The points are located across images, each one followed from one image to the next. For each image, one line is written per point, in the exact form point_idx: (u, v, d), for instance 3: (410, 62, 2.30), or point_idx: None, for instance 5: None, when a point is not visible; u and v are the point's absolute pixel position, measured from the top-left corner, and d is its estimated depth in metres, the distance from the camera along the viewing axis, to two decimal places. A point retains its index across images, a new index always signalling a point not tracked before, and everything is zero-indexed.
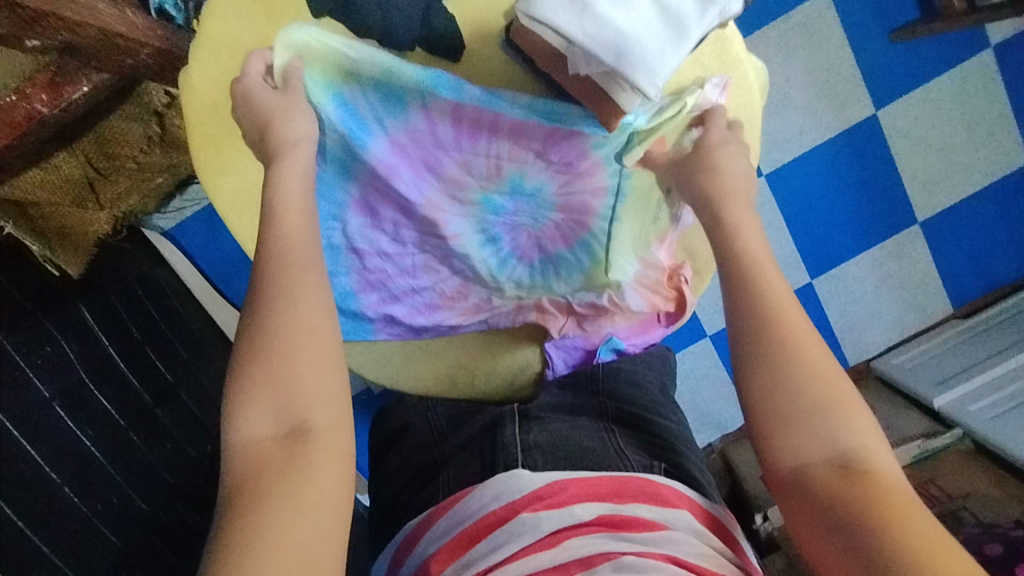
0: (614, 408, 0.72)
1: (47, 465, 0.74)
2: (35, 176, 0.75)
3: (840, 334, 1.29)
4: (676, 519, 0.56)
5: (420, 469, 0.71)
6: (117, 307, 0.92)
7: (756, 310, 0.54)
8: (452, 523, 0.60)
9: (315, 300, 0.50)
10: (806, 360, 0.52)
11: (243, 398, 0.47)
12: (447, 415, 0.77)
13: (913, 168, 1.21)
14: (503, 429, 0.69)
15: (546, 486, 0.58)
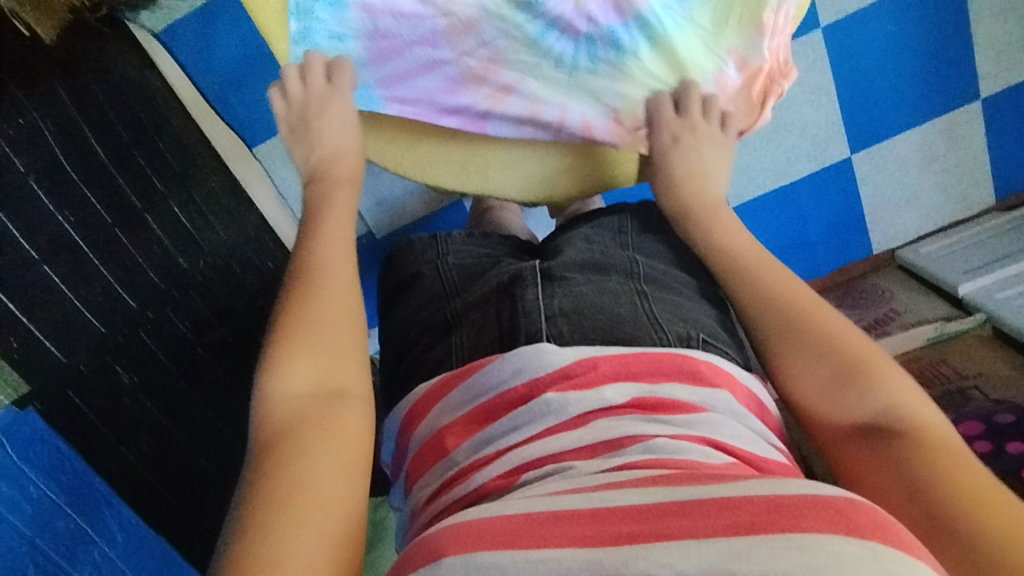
0: (647, 266, 0.65)
1: (24, 240, 0.69)
2: None
3: (869, 218, 1.21)
4: (714, 401, 0.51)
5: (430, 324, 0.66)
6: (100, 97, 0.84)
7: (774, 314, 0.58)
8: (469, 392, 0.54)
9: (343, 292, 0.58)
10: (790, 296, 0.59)
11: (291, 358, 0.52)
12: (460, 265, 0.70)
13: (989, 35, 1.08)
14: (525, 291, 0.61)
15: (574, 362, 0.52)
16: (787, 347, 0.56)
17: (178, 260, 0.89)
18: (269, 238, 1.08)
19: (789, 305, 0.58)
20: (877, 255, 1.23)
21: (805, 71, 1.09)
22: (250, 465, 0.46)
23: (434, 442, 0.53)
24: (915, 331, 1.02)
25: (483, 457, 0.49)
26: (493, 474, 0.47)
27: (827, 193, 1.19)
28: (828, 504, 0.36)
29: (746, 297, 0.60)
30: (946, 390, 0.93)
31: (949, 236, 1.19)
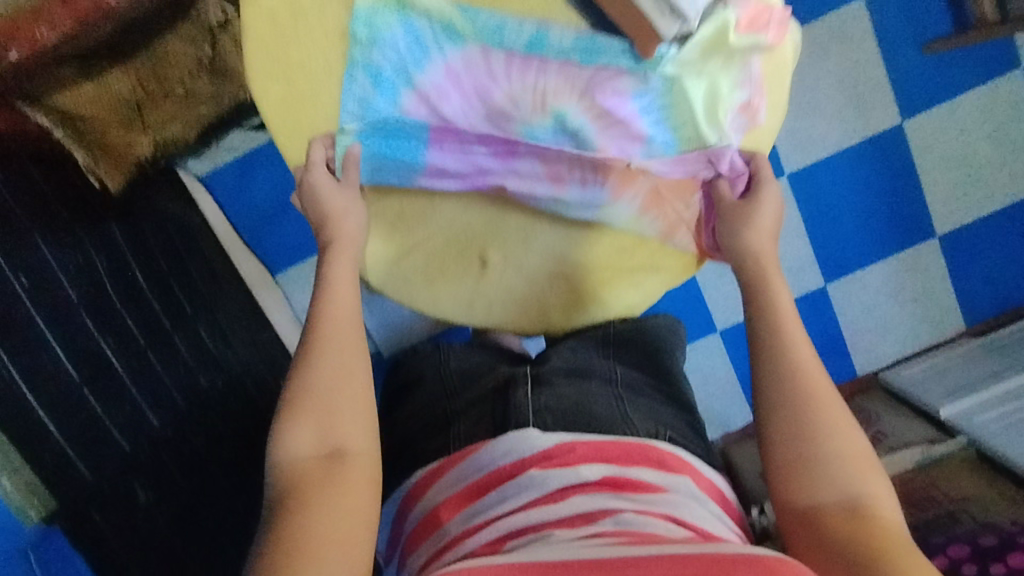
0: (624, 374, 0.71)
1: (66, 361, 0.75)
2: (90, 91, 0.78)
3: (849, 341, 1.28)
4: (677, 484, 0.56)
5: (430, 421, 0.70)
6: (147, 233, 0.96)
7: (785, 377, 0.58)
8: (461, 473, 0.58)
9: (348, 353, 0.59)
10: (804, 378, 0.57)
11: (292, 421, 0.55)
12: (458, 368, 0.75)
13: (936, 182, 1.22)
14: (516, 389, 0.66)
15: (555, 446, 0.57)
16: (788, 411, 0.57)
17: (199, 379, 0.95)
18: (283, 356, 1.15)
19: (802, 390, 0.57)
20: (860, 376, 1.30)
21: None
22: (262, 523, 0.51)
23: (428, 519, 0.57)
24: (903, 455, 1.05)
25: (473, 526, 0.53)
26: (482, 541, 0.50)
27: (807, 317, 1.27)
28: (763, 564, 0.41)
29: (765, 360, 0.59)
30: (937, 513, 0.95)
31: (927, 359, 1.26)
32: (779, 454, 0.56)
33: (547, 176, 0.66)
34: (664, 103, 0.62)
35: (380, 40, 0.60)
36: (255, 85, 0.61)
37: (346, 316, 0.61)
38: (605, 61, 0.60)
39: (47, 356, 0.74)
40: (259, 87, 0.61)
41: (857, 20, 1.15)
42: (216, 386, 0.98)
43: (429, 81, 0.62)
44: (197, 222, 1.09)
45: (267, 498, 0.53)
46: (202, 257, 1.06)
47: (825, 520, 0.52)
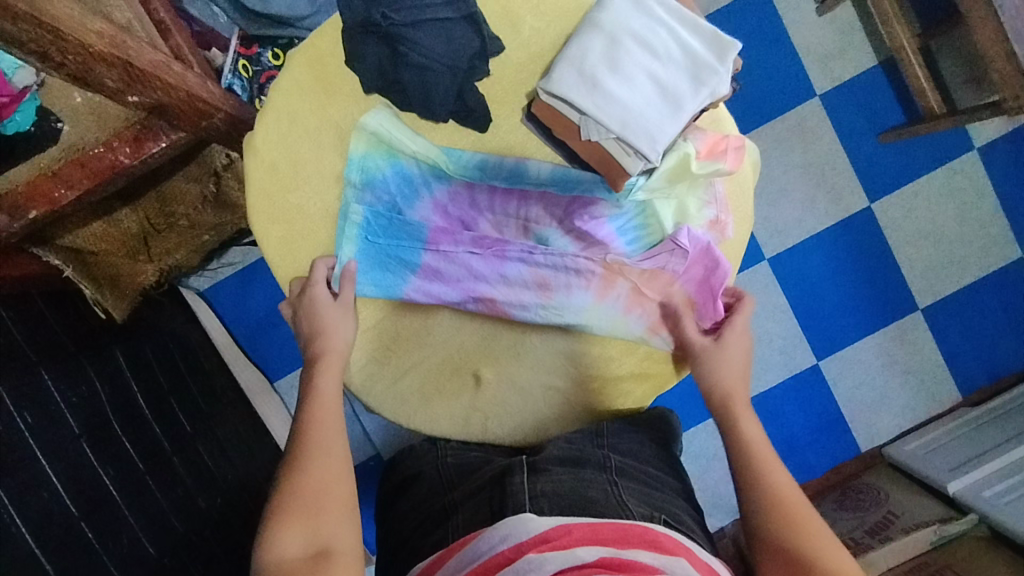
0: (619, 461, 0.67)
1: (67, 497, 0.74)
2: (98, 229, 0.84)
3: (848, 417, 1.29)
4: (674, 567, 0.52)
5: (428, 517, 0.67)
6: (148, 355, 0.99)
7: (762, 494, 0.62)
8: (463, 563, 0.56)
9: (333, 453, 0.62)
10: (778, 495, 0.62)
11: (279, 522, 0.57)
12: (457, 462, 0.70)
13: (911, 258, 1.27)
14: (512, 476, 0.64)
15: (552, 528, 0.55)
16: (771, 529, 0.60)
17: (197, 499, 0.95)
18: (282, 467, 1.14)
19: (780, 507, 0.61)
20: (865, 452, 1.29)
21: (760, 292, 1.27)
22: None
23: None
24: (917, 535, 1.03)
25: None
26: None
27: (803, 396, 1.28)
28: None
29: (743, 475, 0.64)
30: None
31: (929, 431, 1.25)
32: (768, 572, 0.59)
33: (536, 289, 0.67)
34: (638, 220, 0.68)
35: (373, 182, 0.66)
36: (256, 226, 0.66)
37: (331, 421, 0.64)
38: (580, 190, 0.66)
39: (45, 499, 0.71)
40: (260, 229, 0.66)
41: (815, 116, 1.25)
42: (213, 506, 0.97)
43: (420, 214, 0.67)
44: (199, 338, 1.13)
45: None
46: (203, 373, 1.08)
47: None
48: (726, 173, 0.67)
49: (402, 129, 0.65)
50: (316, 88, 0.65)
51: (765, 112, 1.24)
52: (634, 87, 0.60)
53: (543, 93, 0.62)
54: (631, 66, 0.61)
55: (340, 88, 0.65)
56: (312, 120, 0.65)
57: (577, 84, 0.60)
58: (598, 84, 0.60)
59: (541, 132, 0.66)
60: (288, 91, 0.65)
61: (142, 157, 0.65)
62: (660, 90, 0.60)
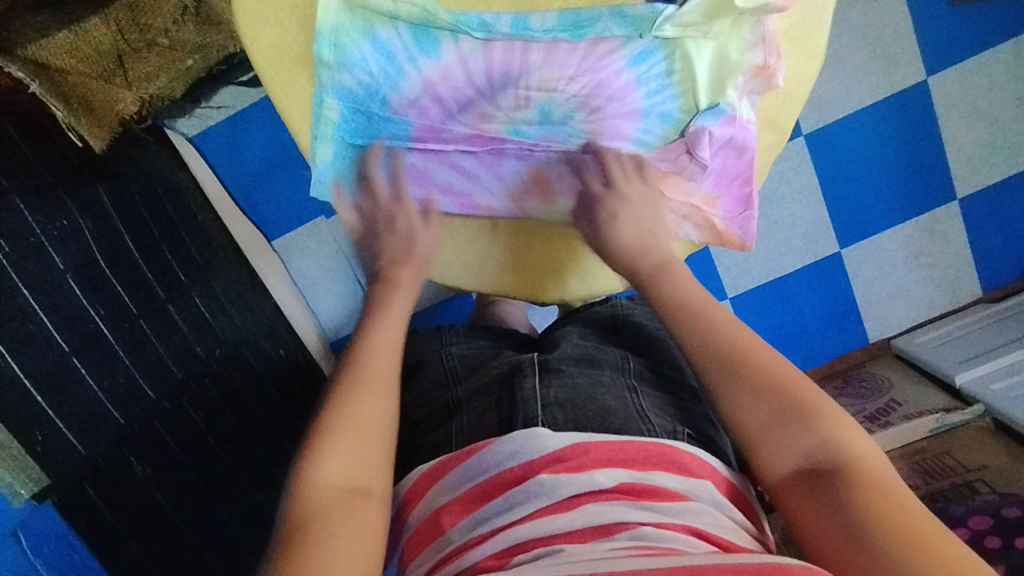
0: (637, 367, 0.64)
1: (56, 332, 0.71)
2: (66, 40, 0.72)
3: (862, 308, 1.25)
4: (699, 491, 0.50)
5: (432, 411, 0.63)
6: (136, 198, 0.92)
7: (720, 339, 0.54)
8: (466, 473, 0.52)
9: (385, 390, 0.55)
10: (728, 330, 0.55)
11: (330, 445, 0.50)
12: (462, 356, 0.68)
13: (959, 142, 1.17)
14: (523, 379, 0.59)
15: (567, 447, 0.50)
16: (732, 366, 0.53)
17: (195, 349, 0.91)
18: (281, 324, 1.11)
19: (737, 345, 0.54)
20: (874, 344, 1.26)
21: (793, 173, 1.18)
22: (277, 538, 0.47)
23: (429, 521, 0.51)
24: (918, 422, 1.02)
25: (478, 536, 0.47)
26: (487, 552, 0.45)
27: (820, 284, 1.24)
28: (789, 571, 0.39)
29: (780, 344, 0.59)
30: (953, 483, 0.91)
31: (940, 327, 1.23)
32: (743, 408, 0.51)
33: (537, 187, 0.62)
34: (667, 72, 0.55)
35: (348, 60, 0.55)
36: (242, 27, 0.53)
37: (387, 347, 0.58)
38: (598, 32, 0.52)
39: (31, 330, 0.69)
40: (247, 32, 0.54)
41: None
42: (213, 357, 0.94)
43: (405, 99, 0.57)
44: (189, 185, 1.05)
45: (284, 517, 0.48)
46: (194, 222, 1.02)
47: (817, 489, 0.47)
48: (781, 9, 0.51)
49: None
50: None
51: None
52: None
53: None
54: None
55: None
56: None
57: None
58: None
59: None
60: None
61: None
62: None
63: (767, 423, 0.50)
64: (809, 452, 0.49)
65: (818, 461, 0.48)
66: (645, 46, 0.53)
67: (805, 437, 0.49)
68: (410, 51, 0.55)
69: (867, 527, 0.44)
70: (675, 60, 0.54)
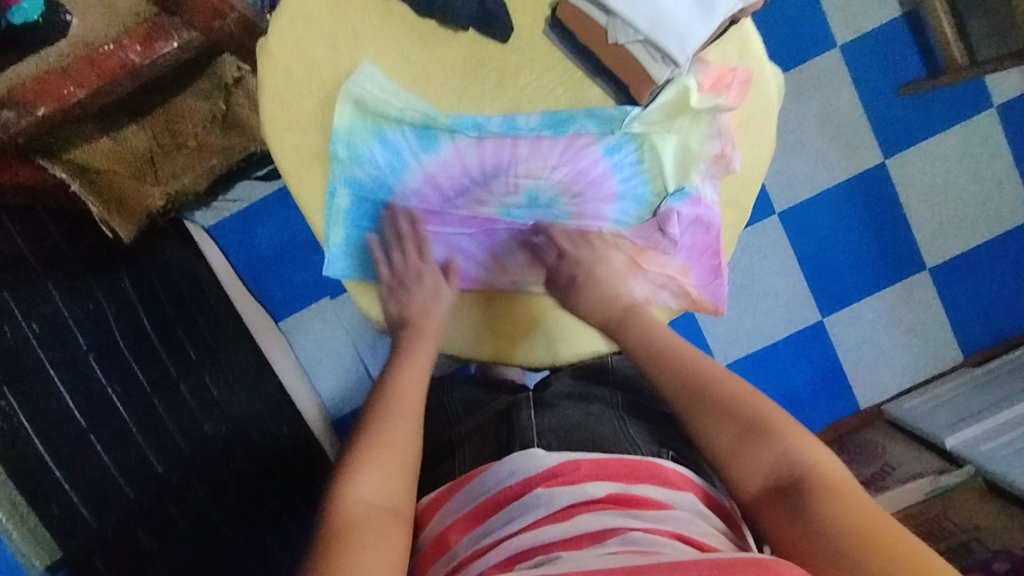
0: (626, 400, 0.68)
1: (75, 409, 0.75)
2: (107, 147, 0.82)
3: (849, 375, 1.29)
4: (682, 501, 0.53)
5: (436, 448, 0.68)
6: (155, 283, 0.99)
7: (687, 371, 0.60)
8: (471, 493, 0.56)
9: (411, 419, 0.60)
10: (690, 362, 0.60)
11: (365, 467, 0.56)
12: (463, 399, 0.71)
13: (922, 217, 1.26)
14: (519, 412, 0.64)
15: (560, 463, 0.54)
16: (697, 394, 0.58)
17: (204, 426, 0.94)
18: (286, 402, 1.15)
19: (702, 375, 0.59)
20: (865, 410, 1.29)
21: (771, 247, 1.26)
22: (314, 546, 0.51)
23: (438, 541, 0.55)
24: (913, 484, 1.03)
25: (483, 547, 0.51)
26: (490, 562, 0.49)
27: (806, 352, 1.28)
28: (765, 566, 0.42)
29: None
30: (952, 544, 0.92)
31: (928, 390, 1.26)
32: (704, 428, 0.57)
33: (527, 265, 0.66)
34: (638, 161, 0.63)
35: (359, 157, 0.63)
36: (269, 132, 0.63)
37: (417, 377, 0.63)
38: (575, 129, 0.62)
39: (54, 407, 0.72)
40: (274, 137, 0.63)
41: (834, 66, 1.22)
42: (220, 433, 0.97)
43: (408, 188, 0.64)
44: (204, 271, 1.12)
45: (320, 526, 0.53)
46: (207, 305, 1.08)
47: (785, 498, 0.52)
48: (729, 109, 0.61)
49: (388, 88, 0.61)
50: None
51: (789, 57, 1.21)
52: None
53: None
54: None
55: None
56: (327, 22, 0.61)
57: None
58: None
59: (565, 44, 0.61)
60: None
61: (151, 56, 0.64)
62: None
63: (733, 443, 0.56)
64: (771, 467, 0.54)
65: (780, 474, 0.53)
66: (616, 139, 0.62)
67: (766, 453, 0.54)
68: (413, 149, 0.63)
69: (822, 531, 0.49)
70: (645, 149, 0.63)
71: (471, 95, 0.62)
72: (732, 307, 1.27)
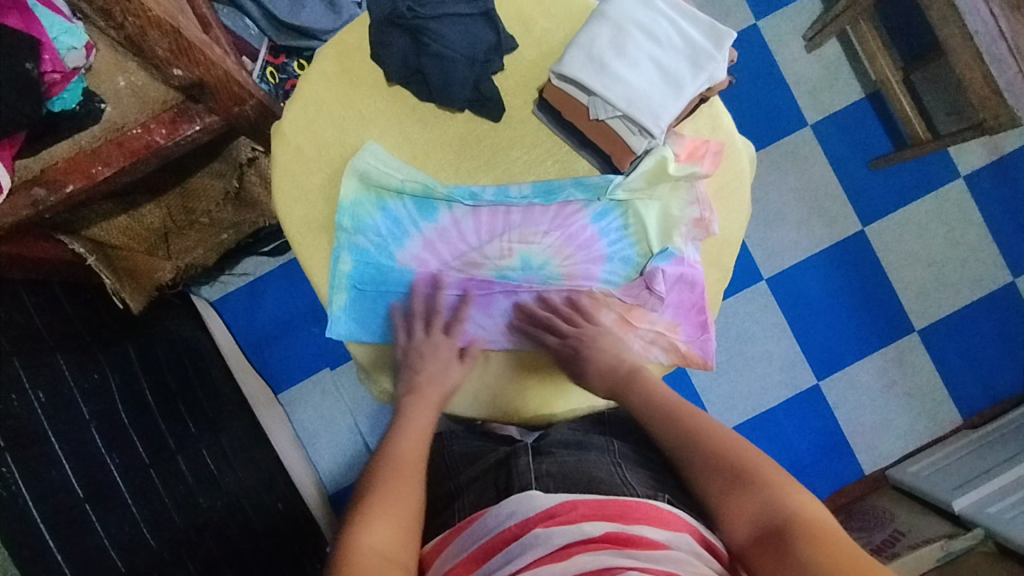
0: (622, 446, 0.67)
1: (73, 478, 0.75)
2: (123, 223, 0.87)
3: (851, 440, 1.29)
4: (680, 542, 0.53)
5: (436, 499, 0.69)
6: (159, 355, 1.01)
7: (674, 417, 0.61)
8: (470, 537, 0.57)
9: (415, 473, 0.59)
10: (680, 409, 0.62)
11: (371, 522, 0.54)
12: (462, 451, 0.71)
13: (905, 281, 1.31)
14: (517, 459, 0.64)
15: (558, 504, 0.55)
16: (688, 442, 0.59)
17: (199, 500, 0.93)
18: (282, 475, 1.13)
19: (691, 423, 0.61)
20: (870, 475, 1.28)
21: (761, 313, 1.29)
22: None
23: None
24: (924, 550, 1.01)
25: None
26: None
27: (805, 416, 1.28)
28: None
29: None
30: None
31: (931, 454, 1.25)
32: (697, 474, 0.58)
33: (523, 323, 0.68)
34: (623, 226, 0.68)
35: (363, 226, 0.67)
36: (280, 204, 0.67)
37: (422, 431, 0.63)
38: (563, 197, 0.67)
39: (53, 476, 0.72)
40: (284, 208, 0.67)
41: (807, 143, 1.30)
42: (214, 507, 0.95)
43: (408, 254, 0.68)
44: (207, 343, 1.14)
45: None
46: (208, 377, 1.09)
47: (775, 548, 0.51)
48: (705, 176, 0.66)
49: (390, 163, 0.67)
50: (341, 80, 0.67)
51: (764, 135, 1.30)
52: (640, 70, 0.61)
53: (554, 78, 0.63)
54: (636, 52, 0.61)
55: (364, 80, 0.68)
56: (336, 106, 0.68)
57: (586, 66, 0.61)
58: (605, 66, 0.61)
59: (552, 121, 0.67)
60: (316, 82, 0.67)
61: (175, 138, 0.69)
62: (662, 72, 0.61)
63: (722, 490, 0.56)
64: (757, 516, 0.53)
65: (767, 524, 0.53)
66: (602, 206, 0.67)
67: (750, 501, 0.54)
68: (414, 219, 0.68)
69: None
70: (628, 215, 0.67)
71: (469, 169, 0.68)
72: (727, 372, 1.28)
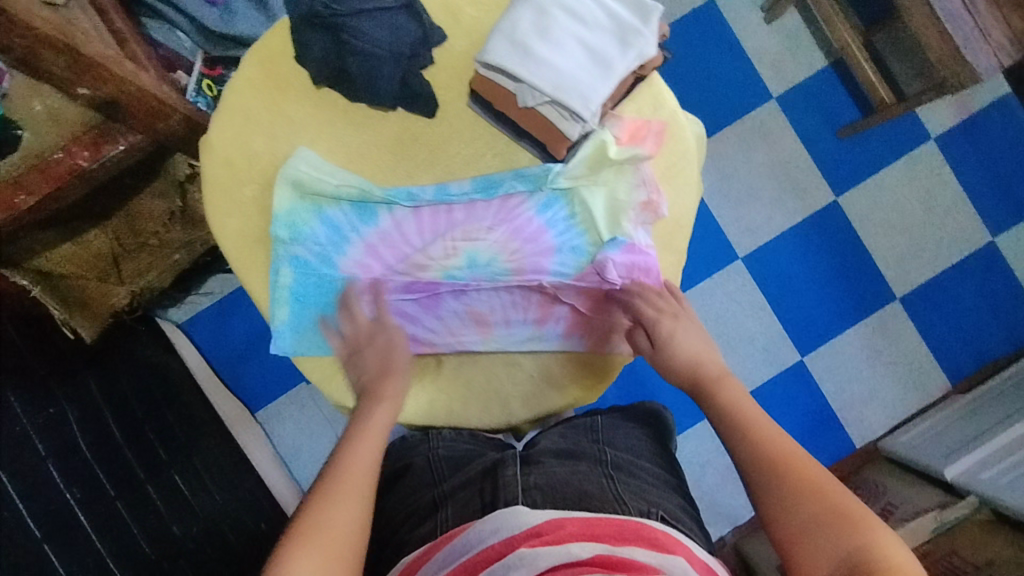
0: (615, 453, 0.66)
1: None
2: (68, 250, 0.84)
3: (839, 414, 1.27)
4: (671, 565, 0.50)
5: (415, 509, 0.65)
6: (123, 383, 0.98)
7: (773, 448, 0.59)
8: (450, 555, 0.54)
9: (355, 497, 0.58)
10: (767, 437, 0.60)
11: (295, 551, 0.53)
12: (448, 455, 0.67)
13: (882, 249, 1.29)
14: (505, 468, 0.63)
15: (544, 522, 0.53)
16: (778, 474, 0.57)
17: (171, 528, 0.94)
18: None
19: (780, 453, 0.59)
20: (862, 448, 1.26)
21: (739, 292, 1.27)
22: None
23: None
24: (916, 523, 0.97)
25: None
26: None
27: (791, 393, 1.26)
28: None
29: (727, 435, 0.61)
30: None
31: (921, 421, 1.23)
32: (782, 508, 0.56)
33: (474, 324, 0.66)
34: (570, 215, 0.65)
35: (301, 236, 0.65)
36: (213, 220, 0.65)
37: (373, 451, 0.61)
38: (505, 190, 0.65)
39: None
40: (218, 225, 0.65)
41: (772, 115, 1.28)
42: (188, 534, 0.95)
43: (349, 261, 0.66)
44: None
45: None
46: None
47: None
48: (648, 157, 0.65)
49: (323, 168, 0.64)
50: (266, 86, 0.65)
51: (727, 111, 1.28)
52: (565, 52, 0.58)
53: (480, 67, 0.60)
54: (561, 34, 0.59)
55: (291, 85, 0.65)
56: (263, 114, 0.65)
57: (509, 52, 0.58)
58: (529, 51, 0.58)
59: (486, 112, 0.64)
60: (242, 91, 0.65)
61: (98, 160, 0.67)
62: (588, 52, 0.59)
63: (805, 527, 0.54)
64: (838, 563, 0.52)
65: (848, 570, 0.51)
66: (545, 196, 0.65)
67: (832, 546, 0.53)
68: (354, 223, 0.66)
69: None
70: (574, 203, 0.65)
71: (405, 169, 0.66)
72: None
